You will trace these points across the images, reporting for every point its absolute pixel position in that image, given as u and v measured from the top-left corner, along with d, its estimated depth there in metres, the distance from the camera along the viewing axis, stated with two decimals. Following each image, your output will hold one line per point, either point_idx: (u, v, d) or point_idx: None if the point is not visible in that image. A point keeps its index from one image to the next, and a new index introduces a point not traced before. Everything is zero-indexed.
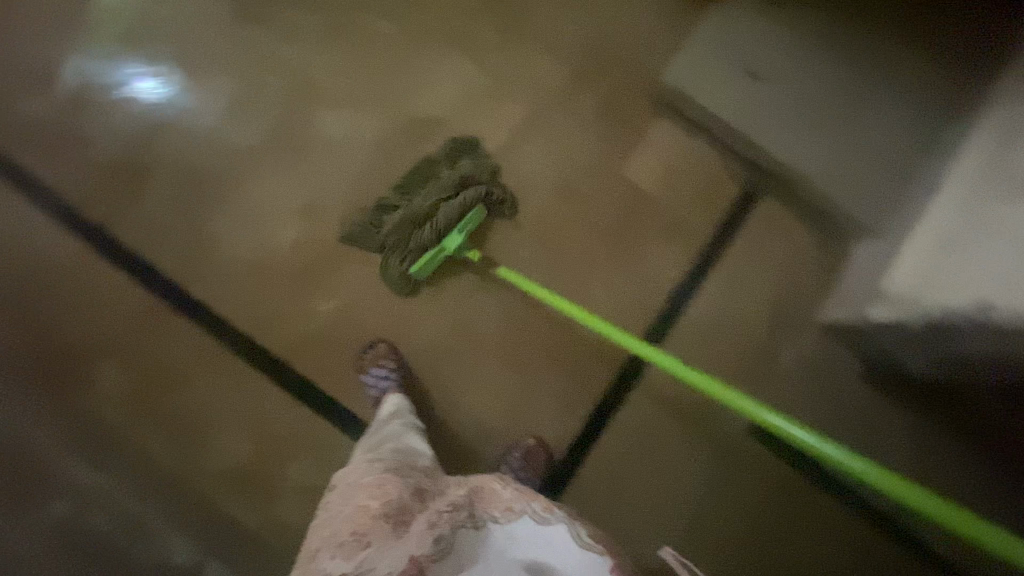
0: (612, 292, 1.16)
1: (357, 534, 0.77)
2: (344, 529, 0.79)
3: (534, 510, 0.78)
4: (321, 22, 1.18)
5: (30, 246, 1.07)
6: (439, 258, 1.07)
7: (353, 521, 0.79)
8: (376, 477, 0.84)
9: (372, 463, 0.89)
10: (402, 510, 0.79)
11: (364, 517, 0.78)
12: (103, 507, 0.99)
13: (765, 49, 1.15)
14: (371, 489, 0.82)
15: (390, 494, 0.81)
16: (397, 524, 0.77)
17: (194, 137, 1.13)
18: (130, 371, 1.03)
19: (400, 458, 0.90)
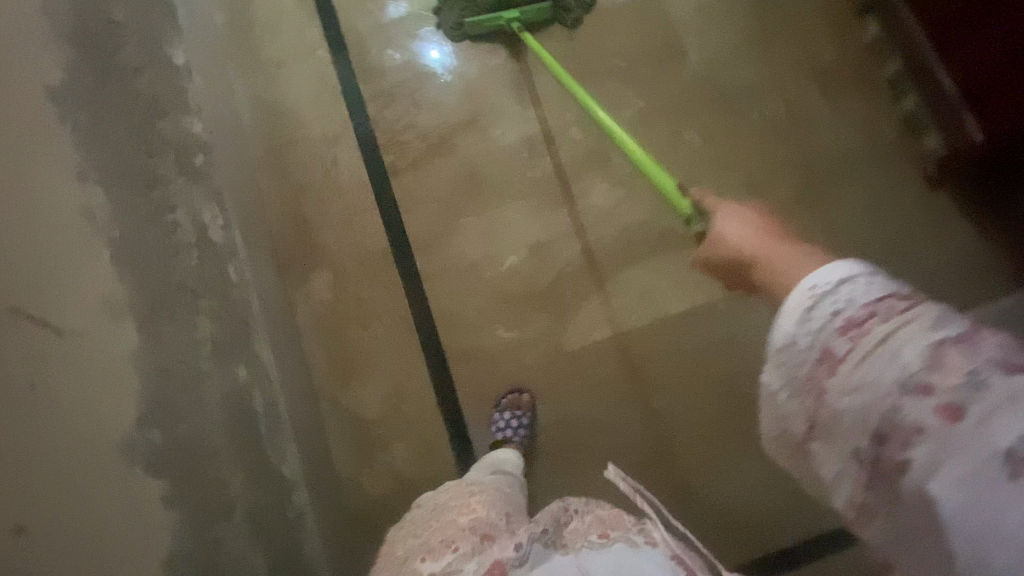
0: (759, 491, 1.09)
1: (446, 541, 0.75)
2: (434, 538, 0.77)
3: (591, 539, 0.69)
4: (645, 108, 1.24)
5: (326, 149, 1.23)
6: (493, 24, 1.21)
7: (442, 531, 0.78)
8: (468, 499, 0.85)
9: (468, 484, 0.90)
10: (491, 525, 0.77)
11: (452, 528, 0.78)
12: (263, 391, 0.94)
13: None
14: (462, 508, 0.82)
15: (479, 514, 0.80)
16: (483, 536, 0.74)
17: (490, 137, 1.23)
18: (337, 292, 1.16)
19: (494, 485, 0.91)
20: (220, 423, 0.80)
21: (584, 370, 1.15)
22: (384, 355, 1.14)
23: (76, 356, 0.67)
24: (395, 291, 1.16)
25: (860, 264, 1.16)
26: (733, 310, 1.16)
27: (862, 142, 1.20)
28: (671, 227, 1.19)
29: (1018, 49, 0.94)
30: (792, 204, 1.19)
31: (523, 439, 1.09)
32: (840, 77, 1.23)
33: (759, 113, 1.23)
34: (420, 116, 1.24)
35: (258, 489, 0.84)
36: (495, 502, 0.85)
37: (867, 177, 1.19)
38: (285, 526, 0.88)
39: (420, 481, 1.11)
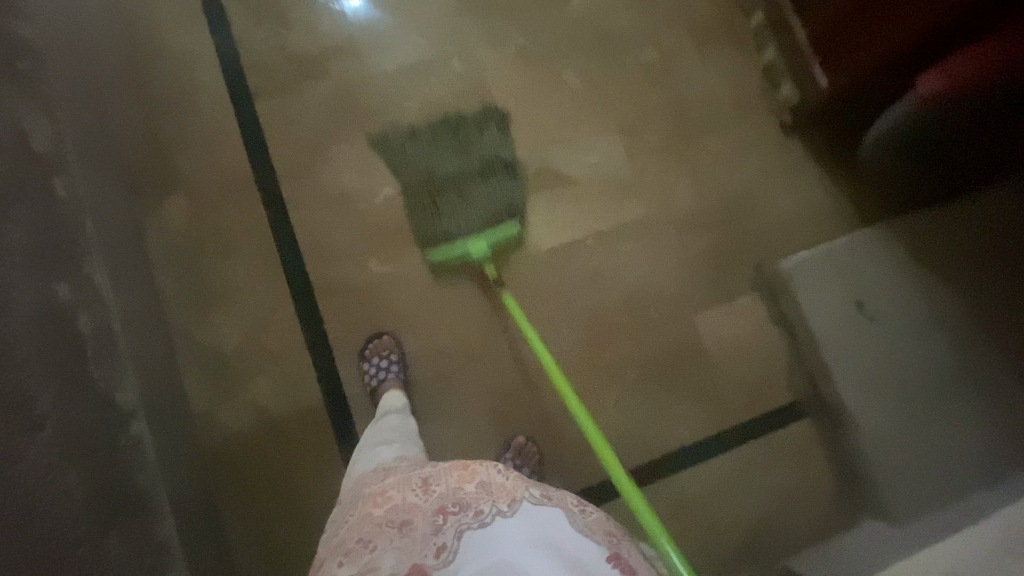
0: (620, 415, 1.15)
1: (362, 540, 0.68)
2: (349, 536, 0.71)
3: (532, 494, 0.71)
4: (526, 45, 1.24)
5: (186, 71, 1.15)
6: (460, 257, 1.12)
7: (356, 529, 0.71)
8: (381, 486, 0.78)
9: (383, 470, 0.84)
10: (409, 510, 0.71)
11: (366, 523, 0.71)
12: (94, 313, 0.88)
13: (881, 287, 1.15)
14: (376, 498, 0.76)
15: (395, 500, 0.73)
16: (401, 526, 0.69)
17: (366, 66, 1.19)
18: (194, 221, 1.10)
19: (409, 461, 0.85)
20: (25, 332, 0.75)
21: (456, 305, 1.15)
22: (248, 287, 1.10)
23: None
24: (260, 221, 1.12)
25: (720, 205, 1.23)
26: (602, 247, 1.19)
27: (728, 89, 1.26)
28: (547, 166, 1.21)
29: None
30: (662, 146, 1.24)
31: (399, 374, 1.09)
32: (712, 26, 1.28)
33: (636, 57, 1.26)
34: (291, 40, 1.18)
35: (75, 407, 0.79)
36: (410, 478, 0.78)
37: (731, 123, 1.26)
38: (113, 453, 0.83)
39: (283, 415, 1.08)
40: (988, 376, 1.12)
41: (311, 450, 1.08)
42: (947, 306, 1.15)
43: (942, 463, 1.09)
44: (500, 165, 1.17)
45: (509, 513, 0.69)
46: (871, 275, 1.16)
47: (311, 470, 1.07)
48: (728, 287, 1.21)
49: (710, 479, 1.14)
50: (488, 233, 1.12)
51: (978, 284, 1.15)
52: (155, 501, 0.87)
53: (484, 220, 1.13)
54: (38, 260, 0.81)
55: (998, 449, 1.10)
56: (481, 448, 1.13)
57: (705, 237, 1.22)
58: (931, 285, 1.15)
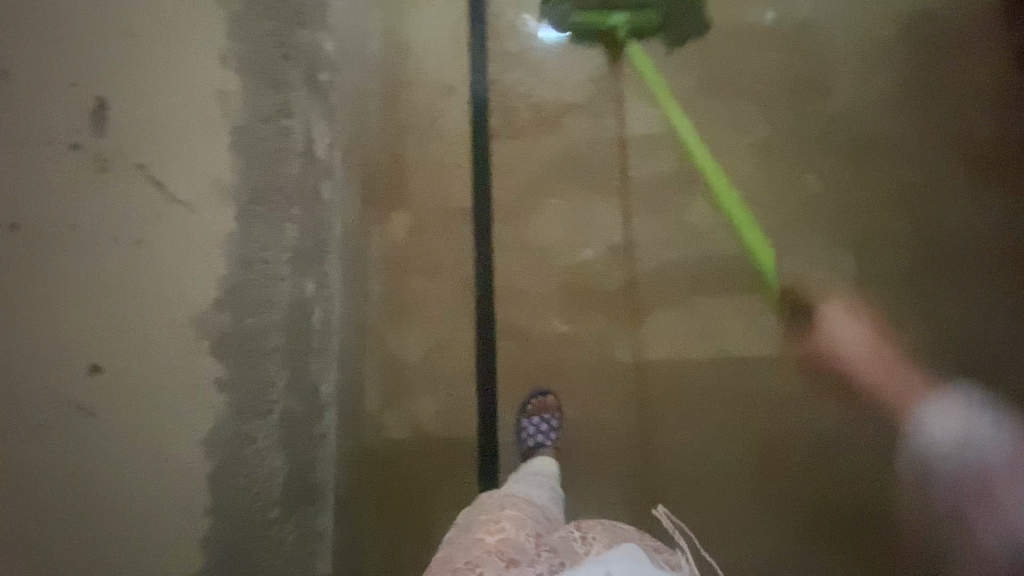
0: (770, 556, 1.05)
1: (471, 563, 0.73)
2: (460, 558, 0.75)
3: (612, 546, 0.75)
4: (769, 140, 1.17)
5: (438, 98, 1.23)
6: (593, 21, 1.18)
7: (469, 552, 0.76)
8: (496, 516, 0.83)
9: (500, 500, 0.88)
10: (516, 549, 0.74)
11: (479, 551, 0.75)
12: (321, 309, 0.96)
13: None
14: (489, 527, 0.80)
15: (507, 534, 0.78)
16: (509, 562, 0.72)
17: (601, 129, 1.20)
18: (411, 237, 1.18)
19: (526, 499, 0.89)
20: (279, 323, 0.83)
21: (626, 383, 1.12)
22: (441, 308, 1.16)
23: (169, 222, 0.69)
24: (466, 251, 1.18)
25: (951, 363, 1.07)
26: (798, 370, 1.09)
27: (998, 237, 1.09)
28: (759, 266, 1.13)
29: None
30: (899, 279, 1.10)
31: (554, 443, 1.08)
32: (994, 158, 1.12)
33: (893, 174, 1.13)
34: (538, 88, 1.22)
35: (294, 396, 0.87)
36: (524, 520, 0.82)
37: (990, 273, 1.09)
38: (309, 440, 0.91)
39: (439, 439, 1.12)
40: None
41: (455, 480, 1.11)
42: None
43: None
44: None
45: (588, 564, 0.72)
46: None
47: (451, 499, 1.10)
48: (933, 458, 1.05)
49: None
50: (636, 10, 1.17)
51: None
52: (324, 492, 0.93)
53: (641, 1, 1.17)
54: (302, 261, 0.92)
55: None
56: None
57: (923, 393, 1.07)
58: None
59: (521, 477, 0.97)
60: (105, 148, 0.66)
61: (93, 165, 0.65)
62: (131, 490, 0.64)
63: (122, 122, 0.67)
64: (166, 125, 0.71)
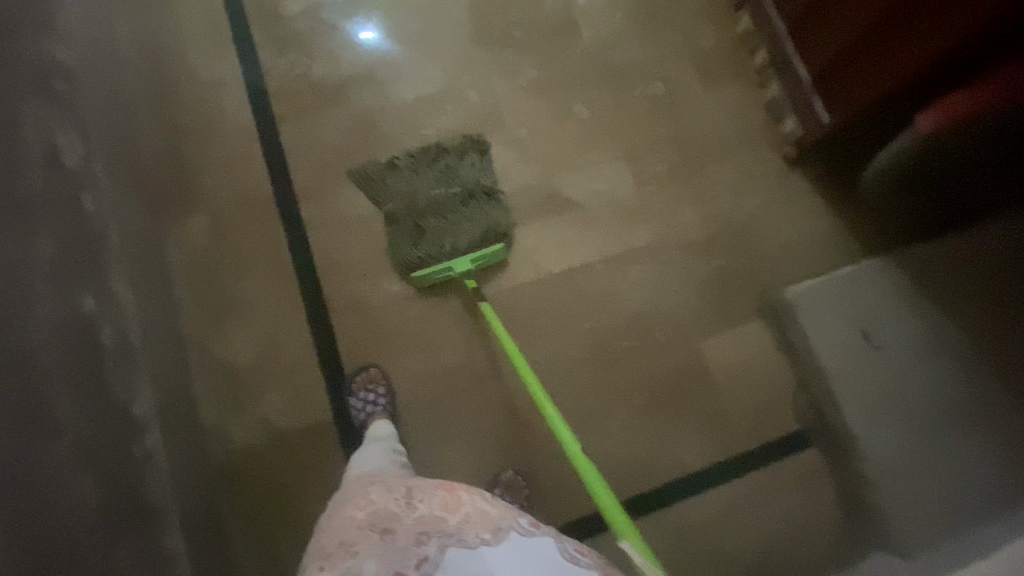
0: (626, 436, 1.16)
1: (343, 544, 0.74)
2: (332, 540, 0.76)
3: (522, 525, 0.75)
4: (538, 78, 1.29)
5: (212, 95, 1.19)
6: None
7: (339, 533, 0.76)
8: (365, 491, 0.84)
9: (368, 476, 0.89)
10: (391, 516, 0.76)
11: (350, 528, 0.76)
12: (114, 323, 0.89)
13: (877, 312, 1.17)
14: (359, 504, 0.81)
15: (377, 505, 0.79)
16: (384, 531, 0.74)
17: (386, 97, 1.24)
18: (214, 238, 1.13)
19: (393, 473, 0.91)
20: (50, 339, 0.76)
21: (466, 326, 1.17)
22: (265, 302, 1.13)
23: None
24: (279, 240, 1.15)
25: (726, 235, 1.25)
26: (610, 270, 1.22)
27: (734, 122, 1.31)
28: (556, 192, 1.24)
29: (863, 30, 1.03)
30: (671, 173, 1.27)
31: (386, 407, 1.09)
32: (717, 60, 1.33)
33: (646, 89, 1.31)
34: (315, 68, 1.23)
35: (97, 415, 0.80)
36: (393, 486, 0.84)
37: (738, 154, 1.29)
38: (128, 462, 0.84)
39: (293, 429, 1.09)
40: (971, 389, 1.13)
41: (319, 464, 1.08)
42: (937, 322, 1.16)
43: (939, 469, 1.10)
44: (480, 188, 1.20)
45: (494, 542, 0.72)
46: (875, 307, 1.17)
47: (318, 485, 1.07)
48: (733, 313, 1.22)
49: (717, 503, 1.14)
50: (475, 251, 1.16)
51: (964, 298, 1.16)
52: (166, 512, 0.87)
53: (474, 239, 1.17)
54: (74, 275, 0.85)
55: (984, 454, 1.11)
56: (487, 465, 1.13)
57: (711, 262, 1.24)
58: (917, 303, 1.17)
59: (378, 448, 0.99)
60: None
61: None
62: None
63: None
64: None
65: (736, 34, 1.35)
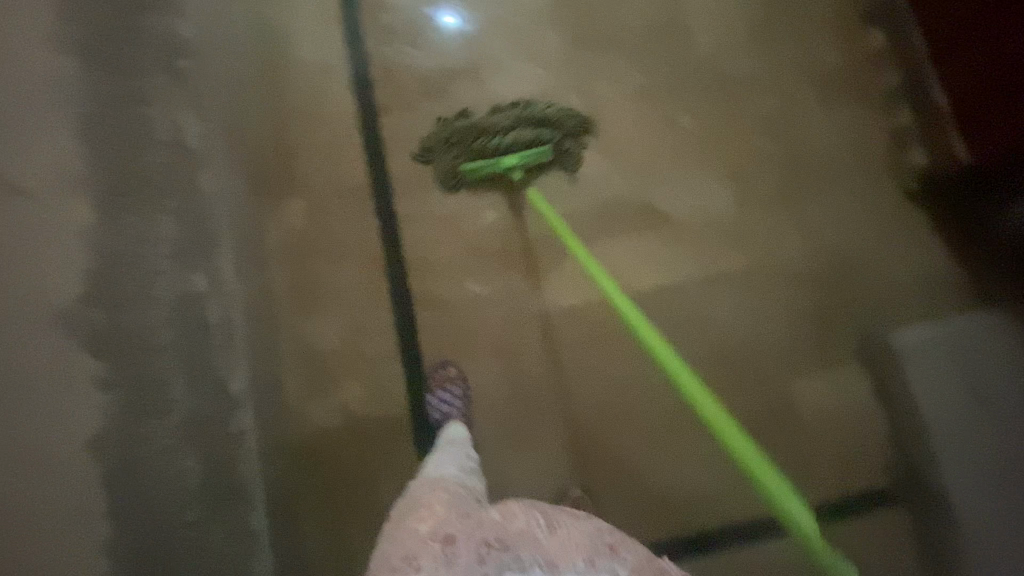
0: (701, 468, 1.12)
1: (408, 556, 0.73)
2: (397, 553, 0.75)
3: (579, 565, 0.71)
4: (644, 85, 1.23)
5: (317, 81, 1.20)
6: None
7: (404, 545, 0.75)
8: (427, 500, 0.83)
9: (431, 483, 0.88)
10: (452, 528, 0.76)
11: (414, 540, 0.75)
12: (218, 302, 0.92)
13: (998, 372, 1.08)
14: (421, 514, 0.80)
15: (438, 515, 0.78)
16: (444, 542, 0.73)
17: (487, 94, 1.22)
18: (310, 223, 1.15)
19: (455, 480, 0.90)
20: (164, 318, 0.78)
21: (547, 336, 1.15)
22: (352, 292, 1.14)
23: (13, 215, 0.63)
24: (371, 231, 1.16)
25: (831, 268, 1.17)
26: (700, 294, 1.16)
27: (852, 148, 1.21)
28: (653, 207, 1.19)
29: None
30: (777, 197, 1.20)
31: (462, 409, 1.10)
32: (840, 78, 1.24)
33: (759, 105, 1.23)
34: (419, 61, 1.22)
35: (200, 393, 0.83)
36: (455, 500, 0.83)
37: (853, 182, 1.20)
38: (225, 440, 0.87)
39: (369, 420, 1.10)
40: None
41: (392, 457, 1.09)
42: None
43: None
44: (553, 124, 1.19)
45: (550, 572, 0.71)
46: (994, 366, 1.08)
47: (390, 477, 1.08)
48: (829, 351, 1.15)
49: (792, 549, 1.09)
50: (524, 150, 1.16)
51: None
52: (251, 491, 0.90)
53: (523, 140, 1.16)
54: (188, 254, 0.88)
55: None
56: (555, 480, 1.11)
57: (811, 296, 1.17)
58: None
59: (445, 454, 0.98)
60: None
61: None
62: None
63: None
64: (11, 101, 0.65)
65: (864, 53, 1.24)
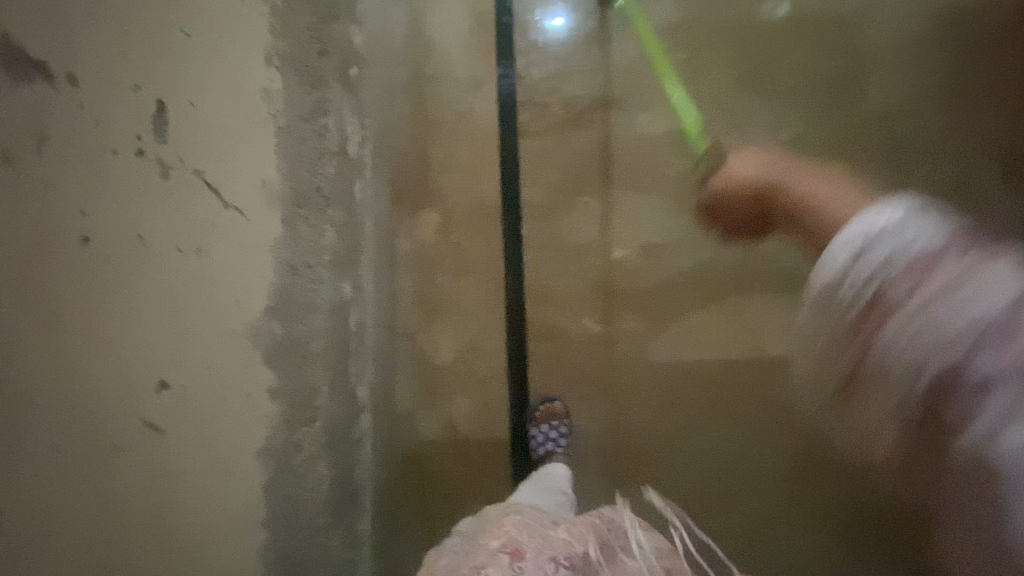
0: (799, 550, 1.08)
1: (476, 566, 0.73)
2: (466, 562, 0.74)
3: None
4: (801, 137, 1.16)
5: (465, 93, 1.20)
6: None
7: (473, 556, 0.75)
8: (501, 519, 0.83)
9: (507, 505, 0.89)
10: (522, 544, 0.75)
11: (483, 551, 0.75)
12: (358, 310, 0.95)
13: None
14: (493, 531, 0.80)
15: (510, 532, 0.79)
16: (513, 556, 0.73)
17: (633, 126, 1.17)
18: (440, 235, 1.17)
19: (531, 504, 0.89)
20: (320, 326, 0.81)
21: (659, 385, 1.12)
22: (470, 309, 1.15)
23: (229, 235, 0.65)
24: (497, 252, 1.16)
25: None
26: None
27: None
28: (795, 267, 1.12)
29: None
30: None
31: (564, 450, 1.07)
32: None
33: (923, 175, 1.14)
34: (567, 83, 1.18)
35: (337, 401, 0.86)
36: (528, 520, 0.82)
37: None
38: (348, 446, 0.90)
39: (470, 437, 1.12)
40: None
41: (488, 478, 1.11)
42: None
43: None
44: None
45: None
46: None
47: (482, 497, 1.10)
48: None
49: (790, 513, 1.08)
50: None
51: None
52: (363, 496, 0.93)
53: None
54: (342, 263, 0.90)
55: None
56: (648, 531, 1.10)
57: None
58: None
59: (526, 487, 0.97)
60: (169, 150, 0.58)
61: (157, 171, 0.57)
62: (202, 517, 0.60)
63: (184, 117, 0.60)
64: (234, 129, 0.67)
65: None
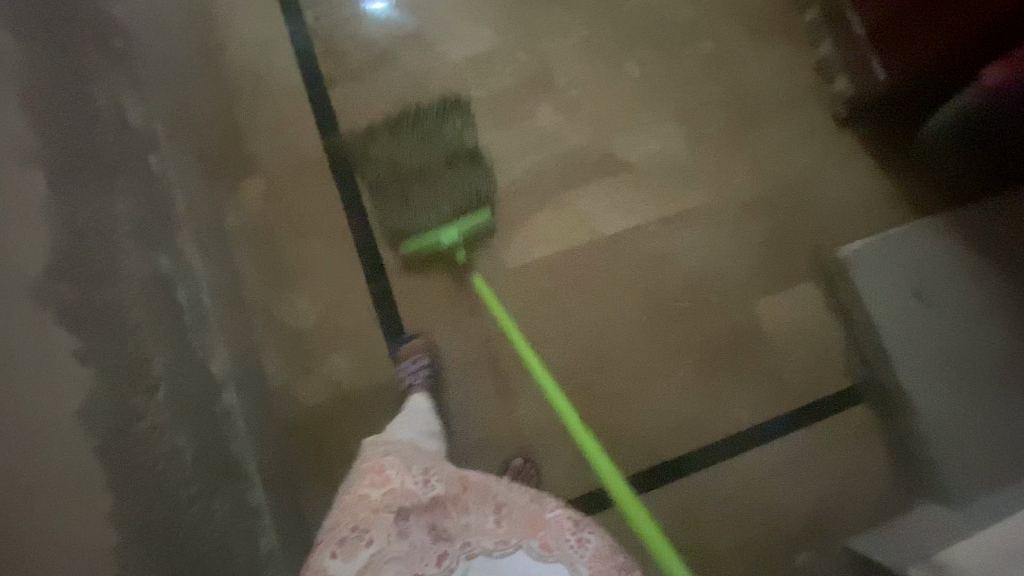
0: (680, 397, 1.17)
1: (358, 528, 0.68)
2: (346, 523, 0.70)
3: (532, 546, 0.70)
4: (588, 38, 1.27)
5: (261, 59, 1.18)
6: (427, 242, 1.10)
7: (353, 514, 0.71)
8: (382, 464, 0.77)
9: (379, 445, 0.82)
10: (406, 501, 0.71)
11: (365, 511, 0.70)
12: (187, 281, 0.89)
13: (933, 270, 1.13)
14: (373, 479, 0.75)
15: (392, 484, 0.73)
16: (397, 515, 0.69)
17: (436, 58, 1.22)
18: (271, 201, 1.13)
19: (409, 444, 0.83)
20: (135, 294, 0.76)
21: (522, 288, 1.18)
22: (322, 265, 1.13)
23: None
24: (335, 204, 1.15)
25: (776, 196, 1.25)
26: (662, 233, 1.22)
27: (787, 83, 1.29)
28: (611, 153, 1.23)
29: None
30: (723, 136, 1.26)
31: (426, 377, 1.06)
32: (768, 18, 1.31)
33: (695, 51, 1.29)
34: (364, 31, 1.21)
35: (182, 373, 0.80)
36: (413, 465, 0.77)
37: (790, 114, 1.28)
38: (212, 419, 0.84)
39: (355, 388, 1.10)
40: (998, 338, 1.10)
41: (383, 422, 1.10)
42: (982, 284, 1.12)
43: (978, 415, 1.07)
44: (460, 152, 1.15)
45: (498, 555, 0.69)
46: (931, 267, 1.13)
47: None
48: (666, 181, 1.24)
49: (769, 479, 1.15)
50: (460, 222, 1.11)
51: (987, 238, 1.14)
52: (246, 467, 0.87)
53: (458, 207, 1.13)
54: (152, 234, 0.85)
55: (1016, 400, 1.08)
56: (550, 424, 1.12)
57: (764, 221, 1.24)
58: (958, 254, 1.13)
59: (404, 419, 0.92)
60: None
61: None
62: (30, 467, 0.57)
63: None
64: None
65: None
